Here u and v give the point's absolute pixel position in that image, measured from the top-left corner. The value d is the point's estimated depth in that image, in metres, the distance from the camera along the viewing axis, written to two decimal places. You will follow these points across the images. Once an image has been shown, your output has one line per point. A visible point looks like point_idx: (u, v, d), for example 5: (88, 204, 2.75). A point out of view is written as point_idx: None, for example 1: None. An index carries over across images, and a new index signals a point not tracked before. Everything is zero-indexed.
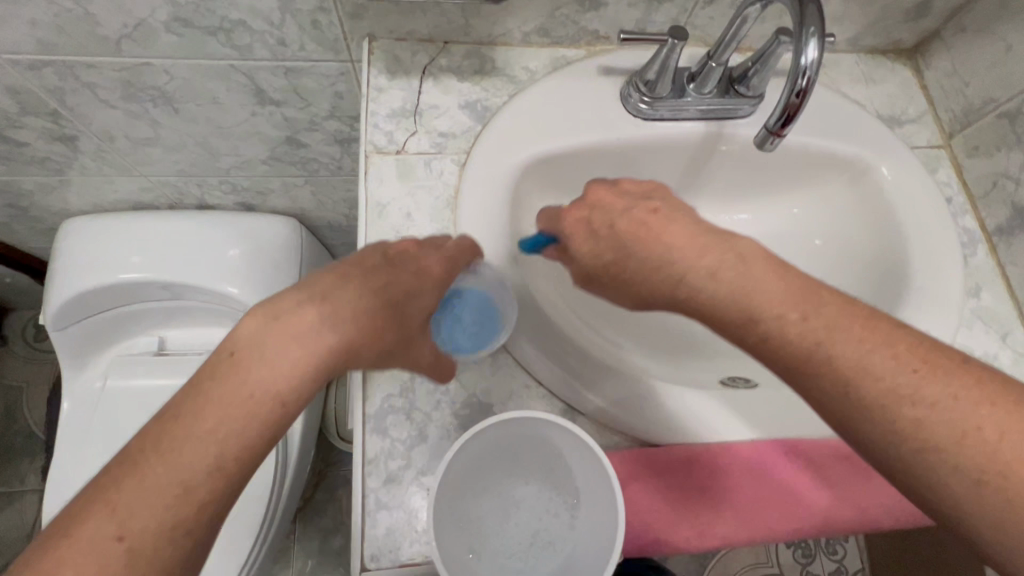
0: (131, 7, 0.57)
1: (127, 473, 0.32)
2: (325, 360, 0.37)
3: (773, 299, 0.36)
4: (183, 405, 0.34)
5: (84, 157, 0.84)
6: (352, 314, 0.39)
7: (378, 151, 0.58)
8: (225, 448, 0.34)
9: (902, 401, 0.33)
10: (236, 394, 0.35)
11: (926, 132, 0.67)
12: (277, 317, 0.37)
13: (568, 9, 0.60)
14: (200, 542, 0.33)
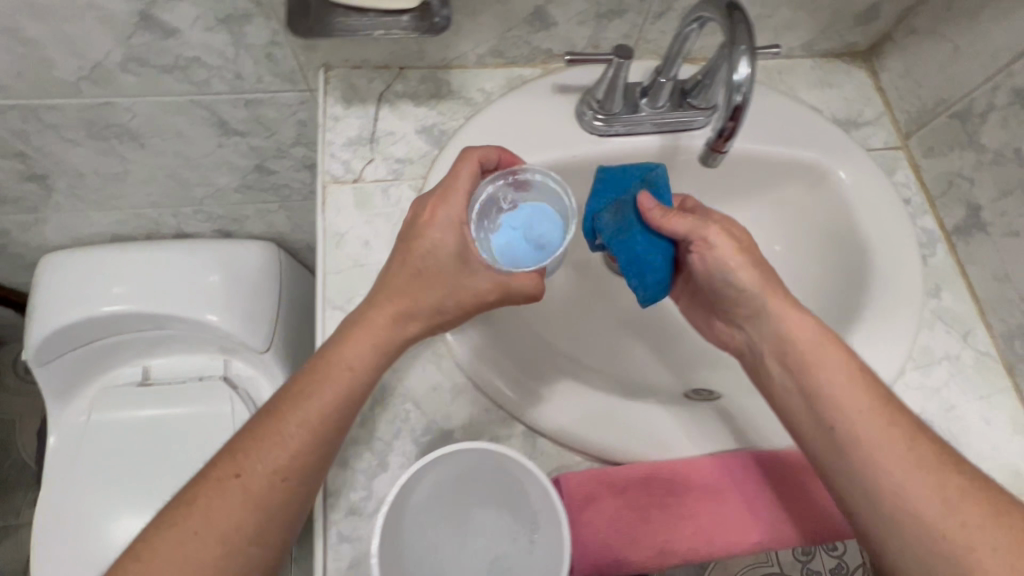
0: (85, 50, 0.57)
1: (247, 432, 0.44)
2: (386, 338, 0.46)
3: (824, 352, 0.45)
4: (287, 386, 0.45)
5: (56, 194, 0.85)
6: (401, 297, 0.46)
7: (335, 181, 0.58)
8: (310, 423, 0.43)
9: (877, 451, 0.42)
10: (319, 378, 0.44)
11: (883, 133, 0.67)
12: (356, 311, 0.47)
13: (519, 30, 0.61)
14: (292, 483, 0.43)
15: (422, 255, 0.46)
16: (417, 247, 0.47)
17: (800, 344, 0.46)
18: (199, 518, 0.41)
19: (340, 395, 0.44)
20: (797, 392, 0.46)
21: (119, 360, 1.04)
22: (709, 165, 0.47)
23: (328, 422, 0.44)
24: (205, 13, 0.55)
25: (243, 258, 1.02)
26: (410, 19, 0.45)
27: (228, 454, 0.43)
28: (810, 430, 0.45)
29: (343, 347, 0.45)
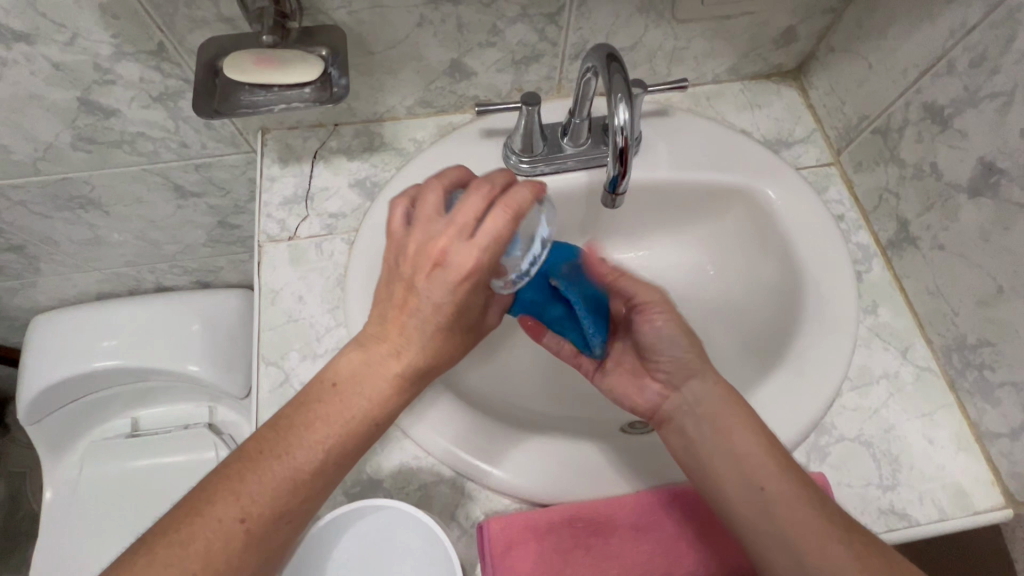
0: (36, 134, 0.61)
1: (246, 465, 0.39)
2: (403, 384, 0.43)
3: (735, 413, 0.46)
4: (293, 418, 0.41)
5: (37, 261, 0.90)
6: (428, 338, 0.43)
7: (271, 240, 0.61)
8: (327, 465, 0.41)
9: (782, 509, 0.42)
10: (335, 419, 0.41)
11: (816, 150, 0.67)
12: (370, 347, 0.43)
13: (441, 82, 0.63)
14: (290, 528, 0.40)
15: (457, 298, 0.41)
16: (443, 290, 0.41)
17: (719, 405, 0.47)
18: (199, 561, 0.37)
19: (361, 441, 0.42)
20: (718, 451, 0.45)
21: (110, 412, 1.08)
22: (611, 205, 0.49)
23: (344, 466, 0.42)
24: (139, 94, 0.58)
25: (219, 307, 1.05)
26: (310, 90, 0.49)
27: (225, 491, 0.38)
28: (727, 487, 0.45)
29: (352, 393, 0.42)
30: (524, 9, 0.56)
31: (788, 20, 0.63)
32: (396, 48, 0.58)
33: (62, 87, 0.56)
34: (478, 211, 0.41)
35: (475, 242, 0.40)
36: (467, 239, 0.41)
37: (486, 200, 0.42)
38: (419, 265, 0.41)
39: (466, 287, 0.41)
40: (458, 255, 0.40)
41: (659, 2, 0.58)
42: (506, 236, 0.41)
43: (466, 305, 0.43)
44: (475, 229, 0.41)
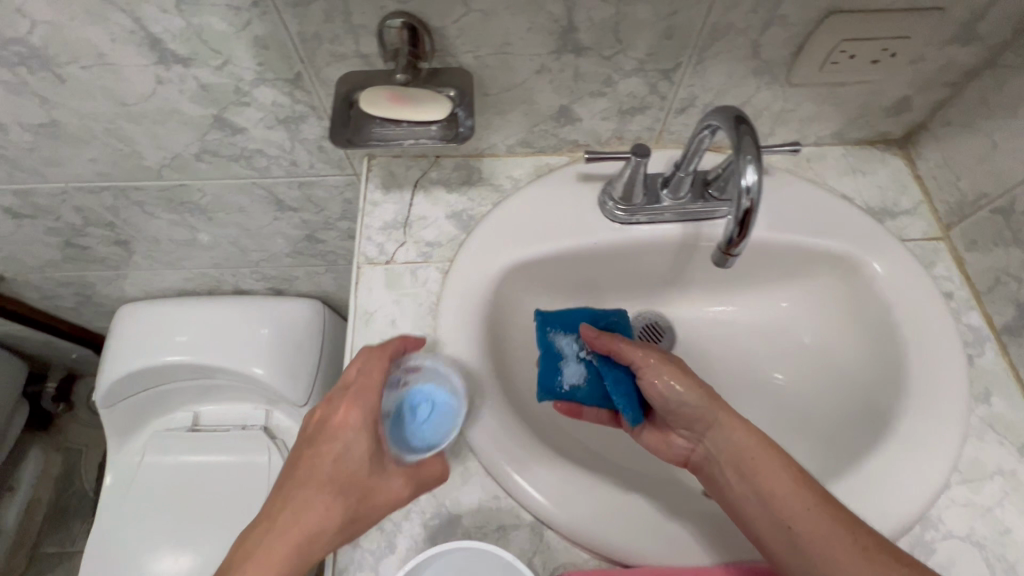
0: (169, 144, 0.66)
1: None
2: (286, 555, 0.43)
3: (753, 452, 0.47)
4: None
5: (136, 255, 0.96)
6: (314, 499, 0.45)
7: (369, 262, 0.63)
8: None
9: (822, 548, 0.42)
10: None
11: (922, 223, 0.65)
12: (259, 525, 0.44)
13: (546, 125, 0.65)
14: None
15: (338, 453, 0.47)
16: (330, 440, 0.47)
17: (741, 447, 0.48)
18: None
19: None
20: (747, 494, 0.46)
21: (174, 405, 1.12)
22: (722, 265, 0.48)
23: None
24: (267, 115, 0.62)
25: (290, 315, 1.09)
26: (438, 128, 0.51)
27: None
28: (760, 528, 0.45)
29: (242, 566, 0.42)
30: (642, 64, 0.56)
31: (904, 91, 0.61)
32: (510, 93, 0.60)
33: (202, 105, 0.60)
34: (372, 371, 0.50)
35: (355, 398, 0.49)
36: (353, 394, 0.49)
37: (364, 359, 0.51)
38: (309, 432, 0.48)
39: (351, 437, 0.47)
40: (338, 413, 0.48)
41: (776, 66, 0.57)
42: (376, 386, 0.49)
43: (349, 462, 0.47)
44: (356, 384, 0.49)
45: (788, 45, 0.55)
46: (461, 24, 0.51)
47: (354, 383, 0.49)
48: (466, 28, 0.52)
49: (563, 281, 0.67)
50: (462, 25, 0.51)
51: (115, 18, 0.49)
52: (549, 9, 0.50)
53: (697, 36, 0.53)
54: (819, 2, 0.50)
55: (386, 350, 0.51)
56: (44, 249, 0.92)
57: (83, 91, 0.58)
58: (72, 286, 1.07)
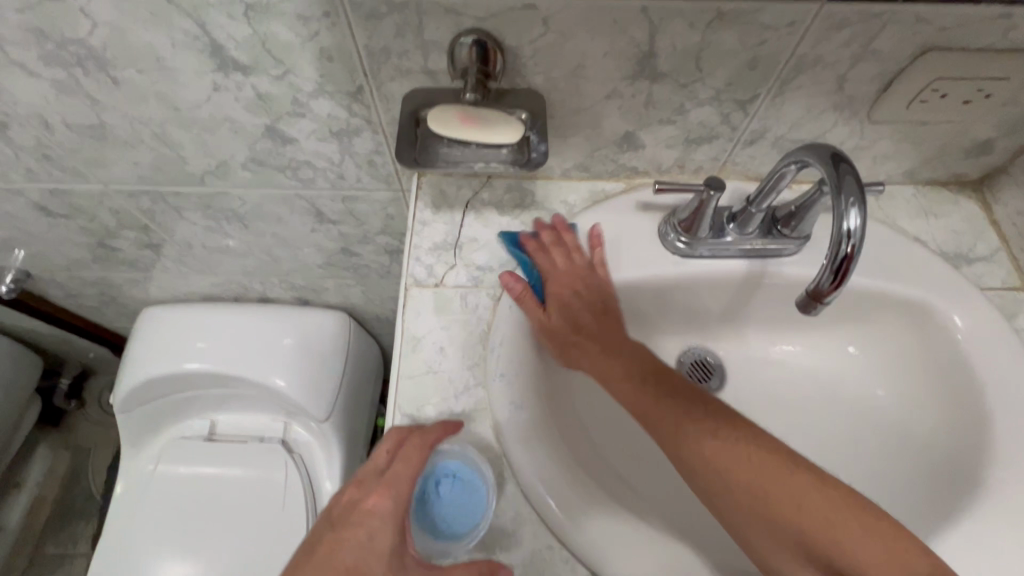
0: (216, 151, 0.64)
1: None
2: None
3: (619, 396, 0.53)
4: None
5: (166, 259, 0.94)
6: None
7: (418, 284, 0.60)
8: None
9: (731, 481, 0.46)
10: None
11: (1001, 271, 0.62)
12: None
13: (607, 150, 0.62)
14: None
15: (360, 544, 0.45)
16: (358, 524, 0.46)
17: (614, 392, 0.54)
18: None
19: None
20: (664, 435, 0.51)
21: (190, 413, 1.09)
22: (808, 312, 0.45)
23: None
24: (321, 128, 0.60)
25: (316, 326, 1.06)
26: (508, 152, 0.48)
27: None
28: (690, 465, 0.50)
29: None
30: (719, 93, 0.54)
31: (989, 133, 0.58)
32: (576, 116, 0.57)
33: (256, 113, 0.58)
34: (404, 459, 0.48)
35: (386, 484, 0.48)
36: (387, 482, 0.48)
37: (394, 443, 0.49)
38: (338, 517, 0.48)
39: (375, 528, 0.46)
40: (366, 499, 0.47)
41: (858, 102, 0.55)
42: (408, 474, 0.47)
43: (364, 553, 0.45)
44: (386, 470, 0.48)
45: (876, 80, 0.52)
46: (537, 44, 0.49)
47: (387, 468, 0.48)
48: (541, 49, 0.49)
49: (615, 312, 0.64)
50: (538, 46, 0.49)
51: (180, 23, 0.48)
52: (631, 33, 0.47)
53: (782, 67, 0.51)
54: (919, 38, 0.47)
55: (423, 436, 0.49)
56: (74, 249, 0.91)
57: (136, 95, 0.56)
58: (97, 286, 1.05)
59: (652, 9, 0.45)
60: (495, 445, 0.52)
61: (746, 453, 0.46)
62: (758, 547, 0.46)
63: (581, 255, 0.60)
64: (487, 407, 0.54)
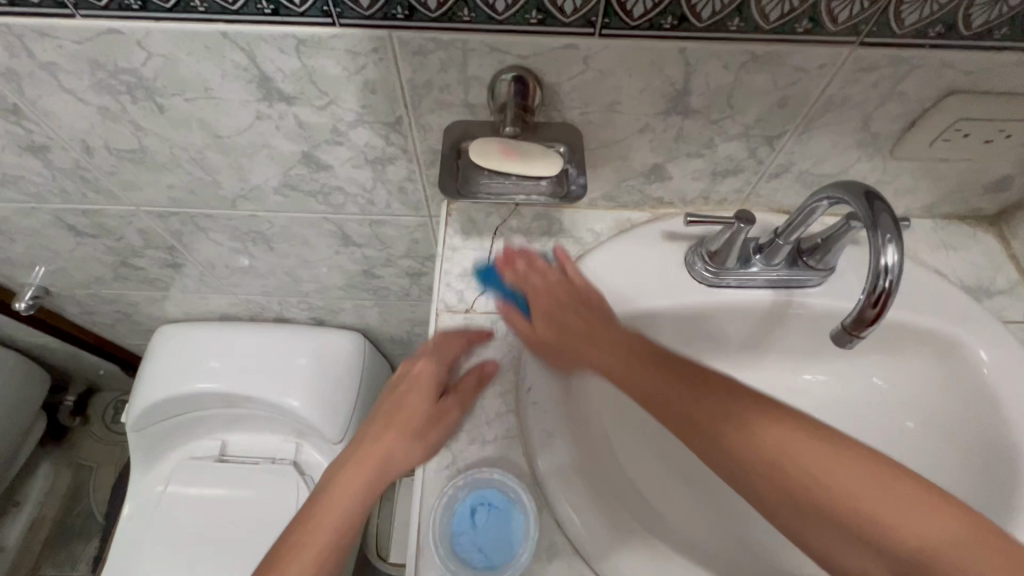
0: (251, 177, 0.66)
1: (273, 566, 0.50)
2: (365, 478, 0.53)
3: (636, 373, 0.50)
4: (303, 518, 0.52)
5: (187, 278, 0.94)
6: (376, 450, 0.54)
7: (449, 310, 0.61)
8: (318, 556, 0.50)
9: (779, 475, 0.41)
10: (323, 518, 0.52)
11: (1021, 304, 0.63)
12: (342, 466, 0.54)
13: (635, 181, 0.64)
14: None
15: (397, 413, 0.55)
16: (403, 391, 0.56)
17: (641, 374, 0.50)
18: None
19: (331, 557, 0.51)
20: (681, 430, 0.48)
21: (202, 433, 1.08)
22: (842, 346, 0.45)
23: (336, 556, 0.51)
24: (357, 156, 0.61)
25: (332, 346, 1.06)
26: (547, 184, 0.49)
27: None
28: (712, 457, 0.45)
29: (334, 493, 0.53)
30: (747, 130, 0.55)
31: (1008, 170, 0.60)
32: (607, 148, 0.59)
33: (295, 141, 0.60)
34: (437, 351, 0.57)
35: (430, 355, 0.57)
36: (428, 352, 0.58)
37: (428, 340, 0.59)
38: (384, 400, 0.57)
39: (413, 392, 0.56)
40: (408, 373, 0.57)
41: (882, 139, 0.56)
42: (437, 362, 0.57)
43: (414, 411, 0.54)
44: (418, 363, 0.57)
45: (901, 119, 0.54)
46: (575, 81, 0.50)
47: (420, 361, 0.57)
48: (579, 86, 0.51)
49: (642, 339, 0.65)
50: (576, 83, 0.50)
51: (232, 55, 0.49)
52: (668, 72, 0.49)
53: (811, 106, 0.52)
54: (944, 81, 0.49)
55: (451, 334, 0.58)
56: (96, 267, 0.91)
57: (180, 122, 0.57)
58: (115, 303, 1.06)
59: (689, 51, 0.47)
60: (527, 473, 0.52)
61: (811, 440, 0.41)
62: (816, 546, 0.41)
63: (553, 271, 0.58)
64: (519, 435, 0.54)
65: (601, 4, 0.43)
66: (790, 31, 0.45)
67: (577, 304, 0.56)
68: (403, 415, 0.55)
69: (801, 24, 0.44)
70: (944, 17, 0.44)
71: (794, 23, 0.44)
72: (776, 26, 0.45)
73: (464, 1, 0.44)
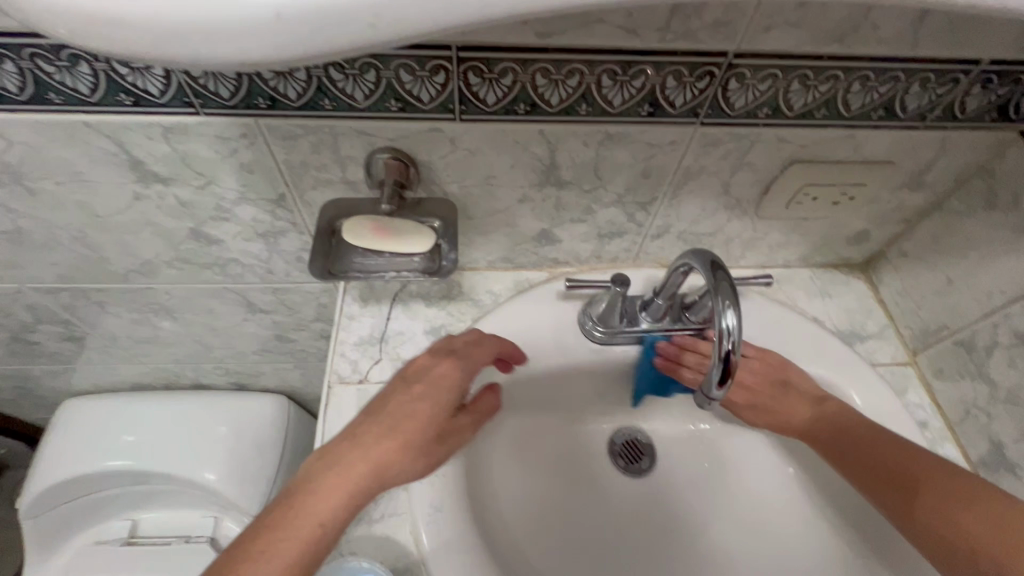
0: (139, 252, 0.64)
1: (274, 529, 0.43)
2: (396, 459, 0.47)
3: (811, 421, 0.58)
4: (279, 513, 0.44)
5: (89, 351, 0.90)
6: (418, 426, 0.49)
7: (341, 382, 0.60)
8: (292, 556, 0.42)
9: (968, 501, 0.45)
10: (302, 507, 0.44)
11: (890, 347, 0.67)
12: (356, 435, 0.48)
13: (527, 245, 0.66)
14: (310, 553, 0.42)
15: (437, 401, 0.50)
16: (436, 376, 0.52)
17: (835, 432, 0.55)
18: None
19: (349, 511, 0.45)
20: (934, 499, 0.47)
21: (109, 514, 1.01)
22: (703, 406, 0.47)
23: (306, 567, 0.42)
24: (247, 230, 0.61)
25: (252, 412, 1.02)
26: (420, 260, 0.50)
27: (271, 543, 0.42)
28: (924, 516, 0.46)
29: (321, 488, 0.45)
30: (620, 197, 0.59)
31: (863, 225, 0.65)
32: (494, 217, 0.61)
33: (180, 219, 0.59)
34: (478, 350, 0.55)
35: (456, 356, 0.54)
36: (458, 356, 0.54)
37: (478, 337, 0.56)
38: (408, 376, 0.53)
39: (446, 379, 0.52)
40: (441, 368, 0.53)
41: (745, 203, 0.61)
42: (472, 355, 0.54)
43: (431, 414, 0.50)
44: (463, 357, 0.54)
45: (755, 185, 0.58)
46: (447, 159, 0.52)
47: (459, 352, 0.54)
48: (452, 163, 0.53)
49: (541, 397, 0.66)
50: (449, 161, 0.53)
51: (99, 142, 0.49)
52: (532, 150, 0.52)
53: (672, 176, 0.56)
54: (784, 153, 0.54)
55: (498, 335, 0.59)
56: None
57: (53, 202, 0.56)
58: (12, 378, 0.99)
59: (548, 131, 0.50)
60: (414, 551, 0.51)
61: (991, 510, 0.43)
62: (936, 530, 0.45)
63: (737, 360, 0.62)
64: (407, 513, 0.52)
65: (454, 93, 0.46)
66: (634, 114, 0.48)
67: (775, 380, 0.60)
68: (448, 398, 0.51)
69: (643, 108, 0.48)
70: (768, 101, 0.48)
71: (637, 107, 0.48)
72: (622, 110, 0.48)
73: (323, 92, 0.45)
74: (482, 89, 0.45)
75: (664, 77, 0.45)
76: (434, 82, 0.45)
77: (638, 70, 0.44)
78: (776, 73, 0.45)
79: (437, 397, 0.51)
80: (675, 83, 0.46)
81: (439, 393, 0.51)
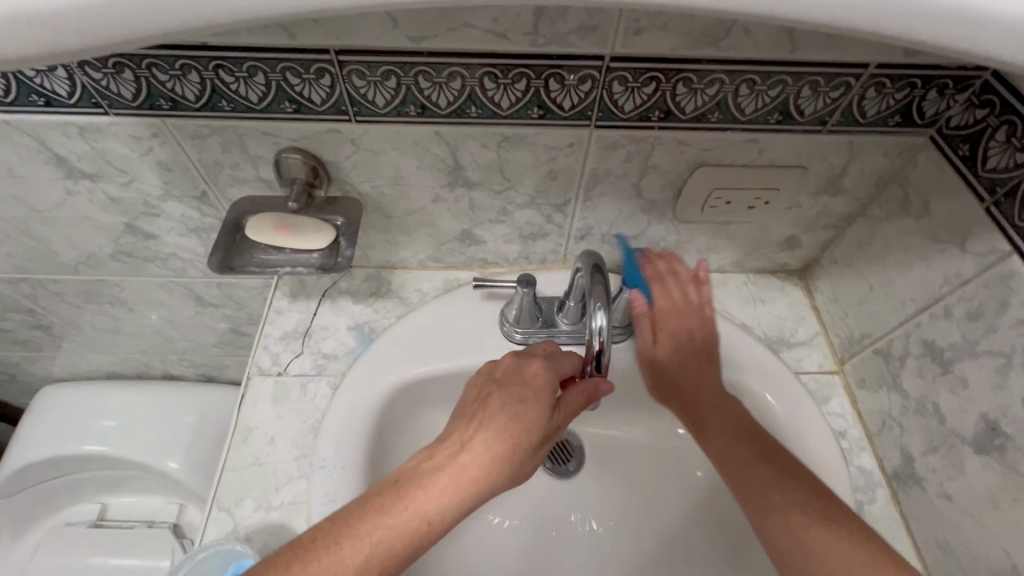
0: (83, 245, 0.67)
1: (382, 506, 0.42)
2: (509, 457, 0.46)
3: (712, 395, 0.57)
4: (386, 496, 0.42)
5: (59, 339, 0.94)
6: (529, 424, 0.48)
7: (261, 373, 0.62)
8: (391, 544, 0.40)
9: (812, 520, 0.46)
10: (411, 493, 0.43)
11: (818, 355, 0.65)
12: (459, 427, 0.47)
13: (452, 244, 0.66)
14: (422, 538, 0.41)
15: (542, 401, 0.49)
16: (533, 376, 0.51)
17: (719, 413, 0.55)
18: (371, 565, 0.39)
19: (463, 505, 0.44)
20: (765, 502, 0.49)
21: (81, 497, 1.06)
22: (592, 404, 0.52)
23: (408, 556, 0.41)
24: (178, 225, 0.64)
25: None
26: (317, 256, 0.52)
27: (374, 519, 0.41)
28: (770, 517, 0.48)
29: (431, 478, 0.44)
30: (533, 198, 0.59)
31: (790, 231, 0.64)
32: (412, 216, 0.62)
33: (113, 213, 0.62)
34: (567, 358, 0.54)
35: (548, 361, 0.52)
36: (550, 359, 0.53)
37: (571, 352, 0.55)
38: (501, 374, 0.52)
39: (547, 378, 0.51)
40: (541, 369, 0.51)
41: (661, 206, 0.60)
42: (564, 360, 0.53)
43: (535, 418, 0.48)
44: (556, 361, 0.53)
45: (666, 189, 0.58)
46: (352, 159, 0.54)
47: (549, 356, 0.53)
48: (358, 163, 0.54)
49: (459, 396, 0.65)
50: (354, 160, 0.54)
51: (23, 140, 0.52)
52: (434, 151, 0.53)
53: (580, 179, 0.56)
54: (687, 157, 0.54)
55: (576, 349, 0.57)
56: None
57: None
58: None
59: (443, 133, 0.51)
60: None
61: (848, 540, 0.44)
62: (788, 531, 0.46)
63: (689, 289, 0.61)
64: (303, 504, 0.54)
65: (344, 95, 0.47)
66: (525, 116, 0.49)
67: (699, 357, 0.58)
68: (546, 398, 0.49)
69: (533, 110, 0.49)
70: (656, 104, 0.49)
71: (526, 109, 0.49)
72: (512, 113, 0.49)
73: (219, 94, 0.48)
74: (369, 91, 0.47)
75: (546, 79, 0.46)
76: (321, 84, 0.47)
77: (516, 73, 0.46)
78: (657, 76, 0.46)
79: (537, 397, 0.49)
80: (559, 86, 0.47)
81: (536, 392, 0.49)
